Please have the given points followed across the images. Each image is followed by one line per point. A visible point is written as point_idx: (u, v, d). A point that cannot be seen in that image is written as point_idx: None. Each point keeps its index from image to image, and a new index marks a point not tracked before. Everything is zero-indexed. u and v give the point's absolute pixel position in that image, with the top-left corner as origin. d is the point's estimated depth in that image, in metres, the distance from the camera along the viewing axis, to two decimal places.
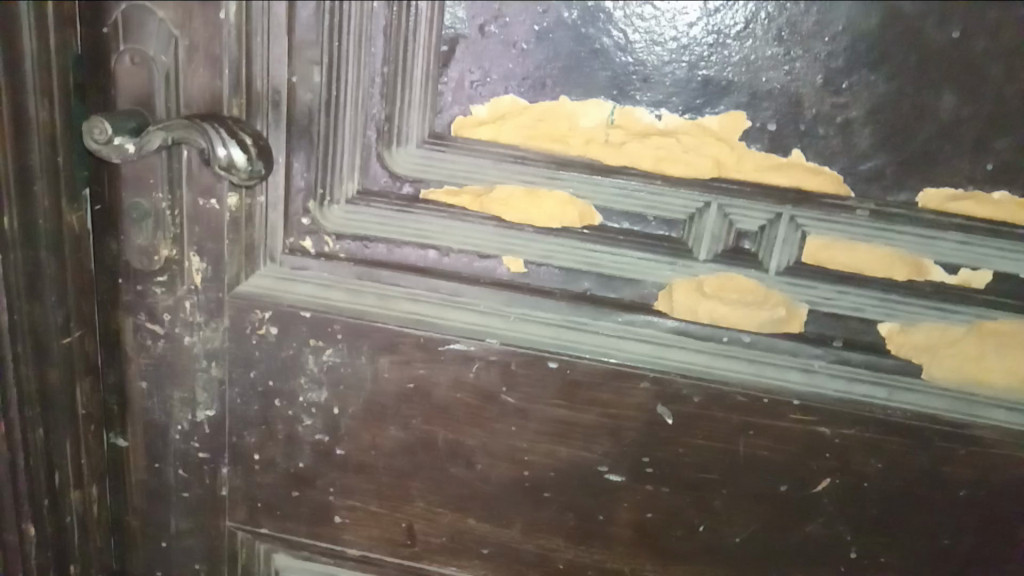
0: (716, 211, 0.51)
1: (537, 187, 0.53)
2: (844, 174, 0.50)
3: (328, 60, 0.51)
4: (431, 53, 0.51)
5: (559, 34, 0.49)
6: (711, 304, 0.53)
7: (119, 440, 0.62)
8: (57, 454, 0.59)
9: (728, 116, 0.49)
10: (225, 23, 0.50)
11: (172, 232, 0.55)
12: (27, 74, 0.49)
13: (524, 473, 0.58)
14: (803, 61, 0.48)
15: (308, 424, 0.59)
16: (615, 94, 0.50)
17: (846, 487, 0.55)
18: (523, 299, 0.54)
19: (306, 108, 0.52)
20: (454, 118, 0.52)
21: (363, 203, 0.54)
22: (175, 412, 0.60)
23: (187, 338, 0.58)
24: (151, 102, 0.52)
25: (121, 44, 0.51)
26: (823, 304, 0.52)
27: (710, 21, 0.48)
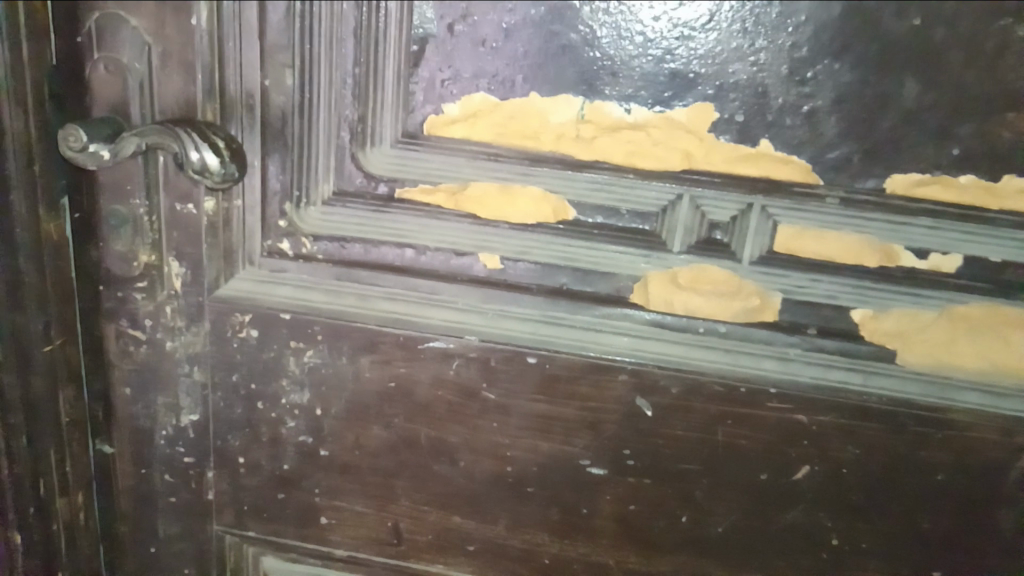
0: (688, 203, 0.52)
1: (510, 185, 0.53)
2: (812, 163, 0.50)
3: (300, 64, 0.51)
4: (402, 53, 0.51)
5: (527, 32, 0.50)
6: (686, 296, 0.53)
7: (105, 447, 0.62)
8: (41, 463, 0.59)
9: (696, 108, 0.50)
10: (197, 28, 0.50)
11: (151, 238, 0.55)
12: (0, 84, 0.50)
13: (508, 469, 0.58)
14: (767, 52, 0.48)
15: (291, 426, 0.60)
16: (584, 89, 0.51)
17: (825, 473, 0.55)
18: (501, 295, 0.55)
19: (280, 111, 0.53)
20: (427, 117, 0.53)
21: (340, 204, 0.55)
22: (159, 417, 0.61)
23: (169, 343, 0.58)
24: (126, 109, 0.52)
25: (94, 52, 0.51)
26: (797, 292, 0.52)
27: (674, 14, 0.49)
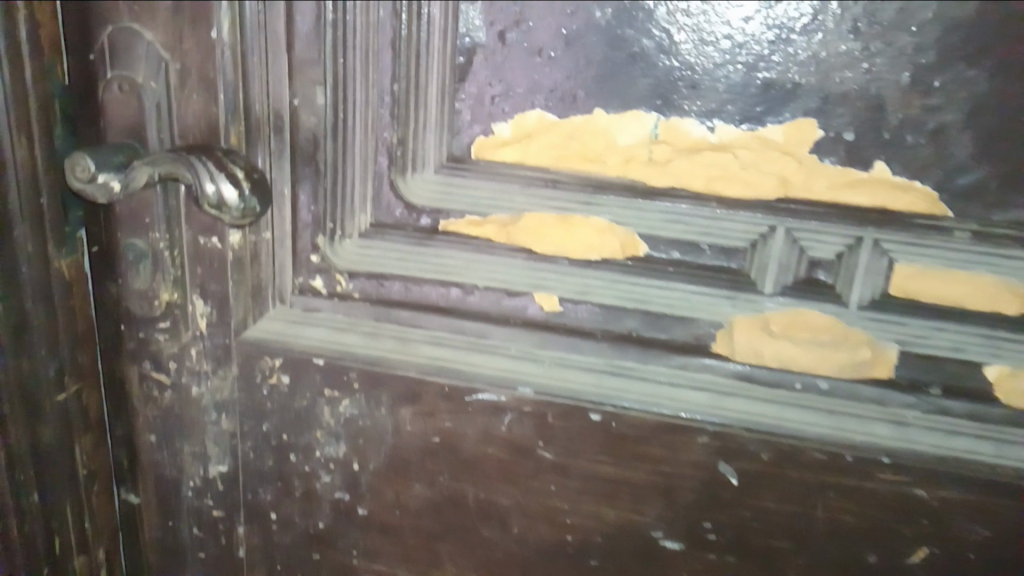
0: (783, 236, 0.44)
1: (571, 215, 0.46)
2: (938, 190, 0.41)
3: (332, 79, 0.45)
4: (446, 65, 0.45)
5: (591, 39, 0.43)
6: (780, 345, 0.45)
7: (130, 496, 0.57)
8: (57, 520, 0.54)
9: (794, 125, 0.42)
10: (218, 42, 0.44)
11: (173, 274, 0.50)
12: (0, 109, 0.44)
13: (567, 537, 0.51)
14: (884, 57, 0.40)
15: (326, 480, 0.54)
16: (659, 104, 0.43)
17: (947, 558, 0.46)
18: (560, 341, 0.48)
19: (310, 134, 0.47)
20: (475, 139, 0.46)
21: (378, 237, 0.48)
22: (186, 467, 0.55)
23: (195, 388, 0.53)
24: (143, 132, 0.47)
25: (108, 70, 0.46)
26: (915, 343, 0.43)
27: (770, 13, 0.40)
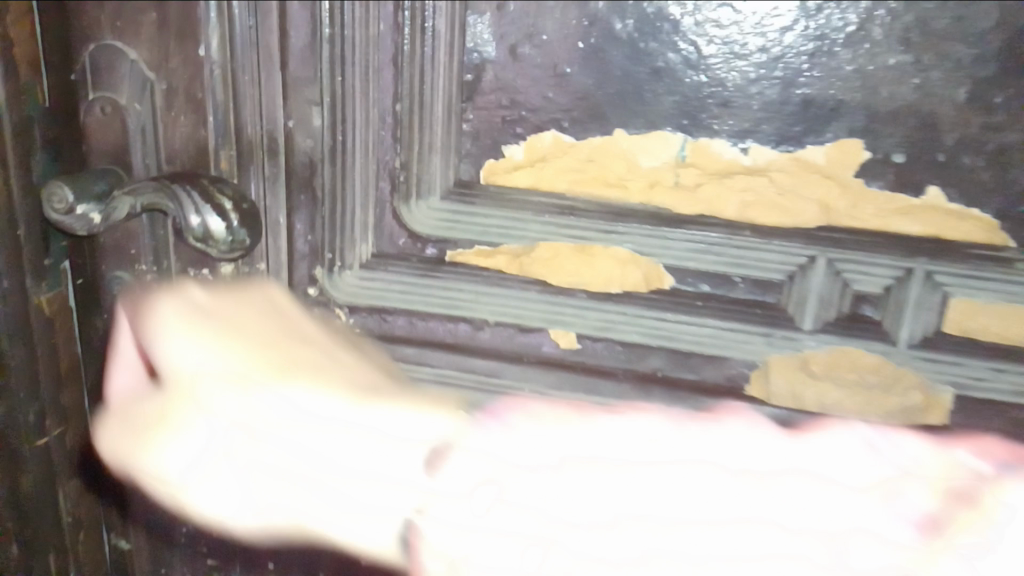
0: (824, 267, 0.40)
1: (589, 244, 0.42)
2: (998, 218, 0.38)
3: (329, 100, 0.41)
4: (453, 82, 0.41)
5: (611, 52, 0.39)
6: (823, 388, 0.41)
7: (122, 542, 0.53)
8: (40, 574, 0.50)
9: (837, 146, 0.38)
10: (207, 60, 0.41)
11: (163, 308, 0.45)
12: None
13: None
14: (939, 71, 0.36)
15: None
16: (685, 123, 0.39)
17: None
18: (577, 381, 0.43)
19: (306, 159, 0.43)
20: (485, 162, 0.43)
21: (381, 268, 0.45)
22: (178, 514, 0.51)
23: None
24: (128, 158, 0.43)
25: (90, 91, 0.42)
26: (973, 386, 0.39)
27: (811, 23, 0.37)
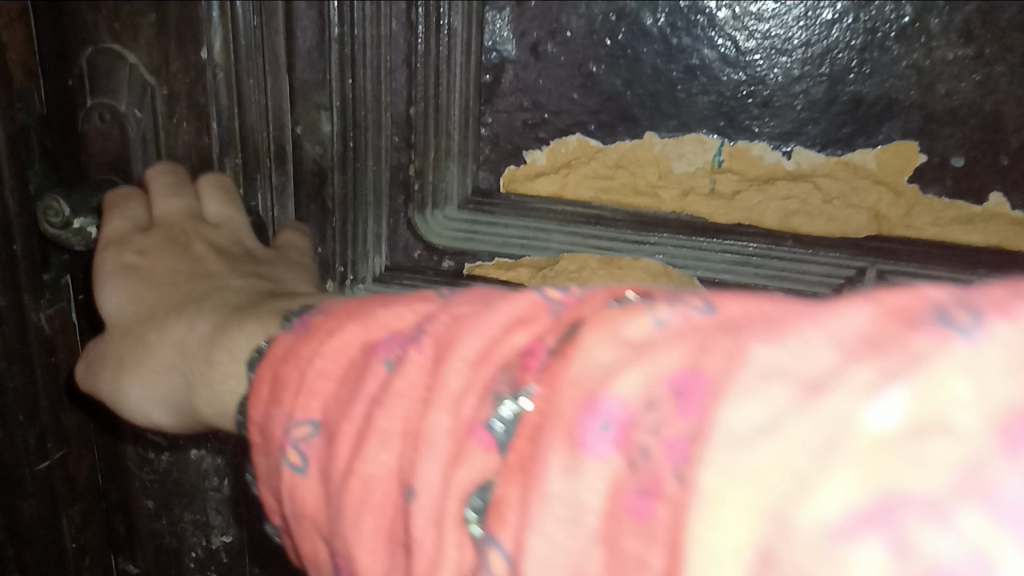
0: (874, 279, 0.37)
1: (617, 256, 0.39)
2: None
3: (339, 104, 0.39)
4: (470, 84, 0.39)
5: (641, 50, 0.36)
6: None
7: (128, 566, 0.52)
8: None
9: (891, 150, 0.36)
10: (209, 63, 0.38)
11: None
12: None
13: None
14: (1003, 65, 0.33)
15: None
16: (722, 125, 0.37)
17: None
18: None
19: (314, 167, 0.40)
20: (505, 168, 0.40)
21: (396, 282, 0.42)
22: (187, 536, 0.50)
23: (194, 451, 0.47)
24: (127, 167, 0.41)
25: (87, 98, 0.40)
26: None
27: (860, 15, 0.34)
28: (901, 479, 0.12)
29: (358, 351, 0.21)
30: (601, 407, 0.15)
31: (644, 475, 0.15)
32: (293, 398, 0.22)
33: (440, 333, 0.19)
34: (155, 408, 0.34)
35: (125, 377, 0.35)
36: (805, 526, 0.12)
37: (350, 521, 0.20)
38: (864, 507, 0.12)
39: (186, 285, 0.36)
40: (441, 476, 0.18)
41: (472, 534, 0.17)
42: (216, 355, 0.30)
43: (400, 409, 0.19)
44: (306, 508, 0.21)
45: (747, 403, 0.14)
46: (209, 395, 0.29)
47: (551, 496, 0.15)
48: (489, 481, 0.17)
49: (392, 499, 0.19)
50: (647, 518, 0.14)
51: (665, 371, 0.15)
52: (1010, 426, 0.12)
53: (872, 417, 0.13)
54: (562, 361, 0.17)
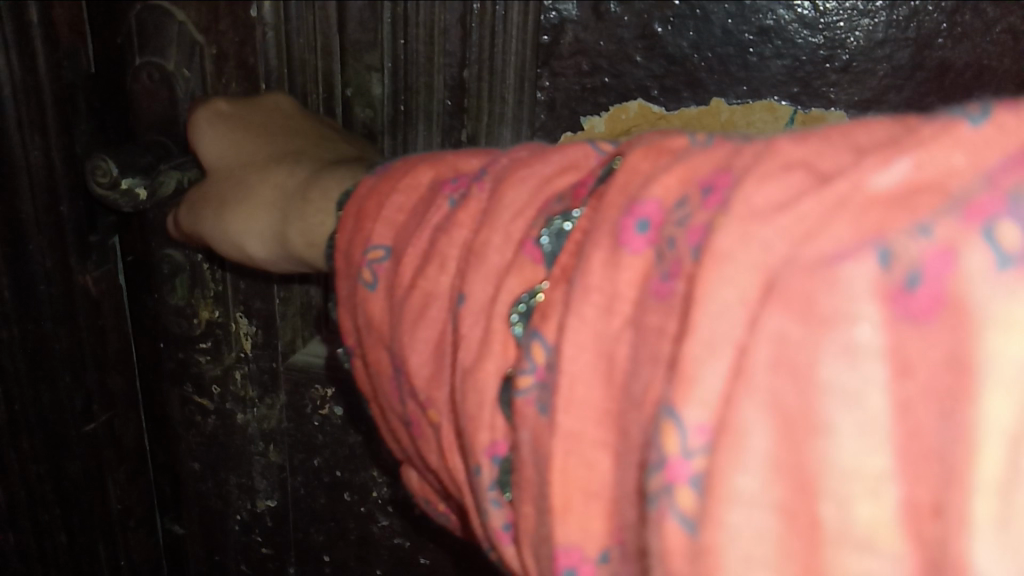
0: None
1: None
2: None
3: (391, 66, 0.38)
4: (527, 46, 0.36)
5: (711, 9, 0.34)
6: None
7: (174, 526, 0.52)
8: (87, 562, 0.48)
9: None
10: (258, 22, 0.37)
11: (213, 290, 0.44)
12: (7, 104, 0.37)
13: None
14: None
15: (384, 525, 0.48)
16: (796, 91, 0.35)
17: None
18: None
19: (365, 131, 0.40)
20: (559, 136, 0.39)
21: None
22: (232, 499, 0.50)
23: (240, 415, 0.47)
24: (177, 128, 0.40)
25: (137, 55, 0.39)
26: None
27: None
28: (888, 220, 0.14)
29: (427, 187, 0.25)
30: (640, 208, 0.18)
31: (671, 259, 0.17)
32: (374, 223, 0.25)
33: (499, 173, 0.23)
34: (251, 242, 0.34)
35: (230, 226, 0.35)
36: (806, 256, 0.14)
37: (406, 330, 0.23)
38: (854, 240, 0.14)
39: (292, 133, 0.36)
40: (487, 286, 0.21)
41: (517, 333, 0.20)
42: (311, 195, 0.33)
43: (459, 236, 0.22)
44: (373, 324, 0.25)
45: (767, 179, 0.16)
46: (303, 225, 0.33)
47: (592, 286, 0.18)
48: (536, 285, 0.20)
49: (445, 314, 0.22)
50: (669, 294, 0.16)
51: (694, 176, 0.18)
52: (988, 172, 0.14)
53: (874, 176, 0.15)
54: (604, 186, 0.20)
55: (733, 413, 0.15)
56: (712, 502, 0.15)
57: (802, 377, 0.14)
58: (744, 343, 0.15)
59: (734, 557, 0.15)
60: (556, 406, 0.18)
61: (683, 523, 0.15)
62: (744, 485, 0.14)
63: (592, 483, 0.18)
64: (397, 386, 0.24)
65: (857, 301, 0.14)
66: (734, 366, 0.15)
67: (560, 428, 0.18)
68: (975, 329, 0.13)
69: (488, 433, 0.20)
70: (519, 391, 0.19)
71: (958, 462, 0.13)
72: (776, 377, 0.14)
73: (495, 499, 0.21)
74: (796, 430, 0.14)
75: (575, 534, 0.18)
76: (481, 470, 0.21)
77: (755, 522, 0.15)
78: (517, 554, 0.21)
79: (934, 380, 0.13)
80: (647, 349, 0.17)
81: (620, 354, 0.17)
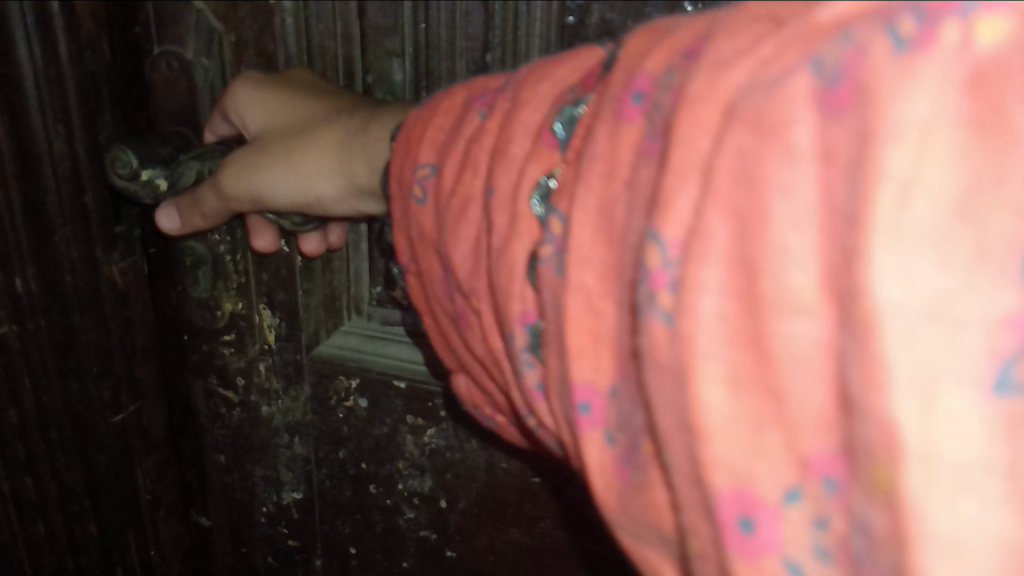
0: None
1: None
2: None
3: (412, 50, 0.37)
4: (552, 27, 0.35)
5: None
6: None
7: (201, 518, 0.52)
8: (117, 550, 0.47)
9: None
10: (277, 8, 0.36)
11: (235, 282, 0.44)
12: (31, 96, 0.36)
13: None
14: None
15: (410, 517, 0.47)
16: None
17: None
18: None
19: None
20: None
21: None
22: (258, 492, 0.50)
23: (265, 408, 0.47)
24: (196, 118, 0.40)
25: (154, 45, 0.39)
26: None
27: None
28: (827, 33, 0.14)
29: (462, 105, 0.25)
30: (635, 83, 0.18)
31: (659, 118, 0.17)
32: (418, 149, 0.25)
33: (518, 80, 0.23)
34: (320, 184, 0.34)
35: (303, 167, 0.34)
36: (756, 78, 0.14)
37: (450, 230, 0.22)
38: (798, 53, 0.14)
39: (326, 90, 0.36)
40: (514, 175, 0.20)
41: (537, 212, 0.19)
42: (370, 128, 0.32)
43: (488, 140, 0.22)
44: (425, 232, 0.25)
45: (739, 33, 0.16)
46: (365, 155, 0.32)
47: (598, 154, 0.18)
48: (552, 170, 0.19)
49: (480, 217, 0.22)
50: (656, 148, 0.16)
51: (681, 46, 0.17)
52: None
53: (824, 10, 0.14)
54: (609, 72, 0.19)
55: (699, 218, 0.15)
56: (684, 298, 0.15)
57: (746, 176, 0.14)
58: (708, 161, 0.15)
59: (702, 349, 0.14)
60: (567, 262, 0.18)
61: (667, 326, 0.15)
62: (708, 281, 0.14)
63: (599, 328, 0.18)
64: (447, 285, 0.24)
65: (785, 90, 0.14)
66: (700, 181, 0.15)
67: (572, 282, 0.18)
68: (889, 104, 0.13)
69: (518, 301, 0.20)
70: (540, 260, 0.19)
71: (867, 221, 0.12)
72: (731, 180, 0.14)
73: (528, 362, 0.20)
74: (747, 220, 0.14)
75: (590, 371, 0.18)
76: (514, 336, 0.20)
77: (713, 317, 0.14)
78: (551, 412, 0.20)
79: (858, 155, 0.13)
80: (642, 197, 0.16)
81: (619, 213, 0.17)
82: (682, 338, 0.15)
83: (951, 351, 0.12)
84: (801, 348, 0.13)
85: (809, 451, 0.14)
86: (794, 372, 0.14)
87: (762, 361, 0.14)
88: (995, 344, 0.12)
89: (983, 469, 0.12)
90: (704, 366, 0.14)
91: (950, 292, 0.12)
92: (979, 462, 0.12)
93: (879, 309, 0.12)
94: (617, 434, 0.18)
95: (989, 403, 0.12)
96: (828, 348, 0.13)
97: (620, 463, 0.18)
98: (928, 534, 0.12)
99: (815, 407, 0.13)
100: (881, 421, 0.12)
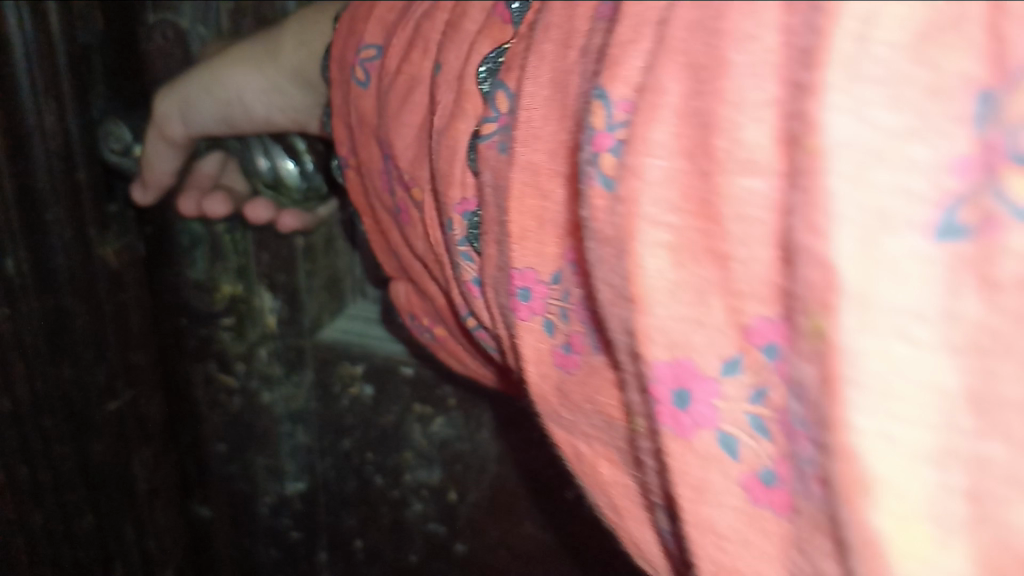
0: None
1: None
2: None
3: None
4: None
5: None
6: None
7: (201, 509, 0.50)
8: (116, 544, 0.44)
9: None
10: None
11: (235, 263, 0.43)
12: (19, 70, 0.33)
13: None
14: None
15: (418, 510, 0.45)
16: None
17: None
18: None
19: None
20: None
21: None
22: (260, 481, 0.49)
23: (266, 394, 0.46)
24: None
25: (149, 13, 0.38)
26: None
27: None
28: None
29: None
30: None
31: None
32: (369, 29, 0.26)
33: None
34: (238, 73, 0.35)
35: (224, 63, 0.35)
36: None
37: (393, 113, 0.24)
38: None
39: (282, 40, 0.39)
40: (461, 57, 0.22)
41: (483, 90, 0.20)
42: (302, 21, 0.34)
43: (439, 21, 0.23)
44: (364, 119, 0.26)
45: None
46: (297, 38, 0.34)
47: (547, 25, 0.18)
48: (503, 44, 0.20)
49: (425, 97, 0.23)
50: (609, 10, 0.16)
51: None
52: None
53: None
54: None
55: (650, 73, 0.15)
56: (631, 156, 0.15)
57: (708, 29, 0.14)
58: (663, 21, 0.15)
59: (646, 208, 0.15)
60: (517, 138, 0.18)
61: (606, 184, 0.15)
62: (659, 139, 0.14)
63: (550, 210, 0.18)
64: (387, 175, 0.25)
65: None
66: (654, 42, 0.15)
67: (520, 158, 0.18)
68: None
69: (459, 190, 0.21)
70: (481, 136, 0.20)
71: (820, 58, 0.12)
72: (690, 32, 0.14)
73: (465, 254, 0.21)
74: (705, 73, 0.14)
75: (530, 256, 0.18)
76: (452, 225, 0.22)
77: (662, 177, 0.14)
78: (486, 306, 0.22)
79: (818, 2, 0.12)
80: (591, 63, 0.17)
81: (573, 84, 0.17)
82: (625, 199, 0.15)
83: (895, 185, 0.12)
84: (750, 205, 0.13)
85: (750, 316, 0.14)
86: (743, 231, 0.13)
87: (708, 225, 0.14)
88: (941, 189, 0.11)
89: (918, 315, 0.12)
90: (645, 226, 0.15)
91: (888, 128, 0.12)
92: (911, 306, 0.12)
93: (827, 147, 0.12)
94: (558, 322, 0.19)
95: (933, 246, 0.12)
96: (777, 202, 0.13)
97: (561, 351, 0.19)
98: (861, 382, 0.12)
99: (757, 263, 0.13)
100: (819, 259, 0.12)
